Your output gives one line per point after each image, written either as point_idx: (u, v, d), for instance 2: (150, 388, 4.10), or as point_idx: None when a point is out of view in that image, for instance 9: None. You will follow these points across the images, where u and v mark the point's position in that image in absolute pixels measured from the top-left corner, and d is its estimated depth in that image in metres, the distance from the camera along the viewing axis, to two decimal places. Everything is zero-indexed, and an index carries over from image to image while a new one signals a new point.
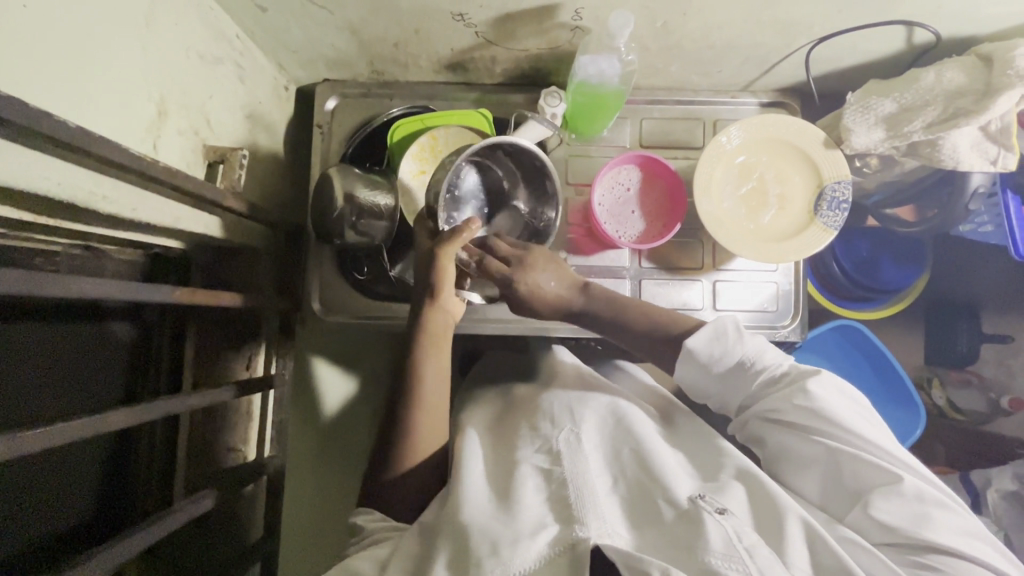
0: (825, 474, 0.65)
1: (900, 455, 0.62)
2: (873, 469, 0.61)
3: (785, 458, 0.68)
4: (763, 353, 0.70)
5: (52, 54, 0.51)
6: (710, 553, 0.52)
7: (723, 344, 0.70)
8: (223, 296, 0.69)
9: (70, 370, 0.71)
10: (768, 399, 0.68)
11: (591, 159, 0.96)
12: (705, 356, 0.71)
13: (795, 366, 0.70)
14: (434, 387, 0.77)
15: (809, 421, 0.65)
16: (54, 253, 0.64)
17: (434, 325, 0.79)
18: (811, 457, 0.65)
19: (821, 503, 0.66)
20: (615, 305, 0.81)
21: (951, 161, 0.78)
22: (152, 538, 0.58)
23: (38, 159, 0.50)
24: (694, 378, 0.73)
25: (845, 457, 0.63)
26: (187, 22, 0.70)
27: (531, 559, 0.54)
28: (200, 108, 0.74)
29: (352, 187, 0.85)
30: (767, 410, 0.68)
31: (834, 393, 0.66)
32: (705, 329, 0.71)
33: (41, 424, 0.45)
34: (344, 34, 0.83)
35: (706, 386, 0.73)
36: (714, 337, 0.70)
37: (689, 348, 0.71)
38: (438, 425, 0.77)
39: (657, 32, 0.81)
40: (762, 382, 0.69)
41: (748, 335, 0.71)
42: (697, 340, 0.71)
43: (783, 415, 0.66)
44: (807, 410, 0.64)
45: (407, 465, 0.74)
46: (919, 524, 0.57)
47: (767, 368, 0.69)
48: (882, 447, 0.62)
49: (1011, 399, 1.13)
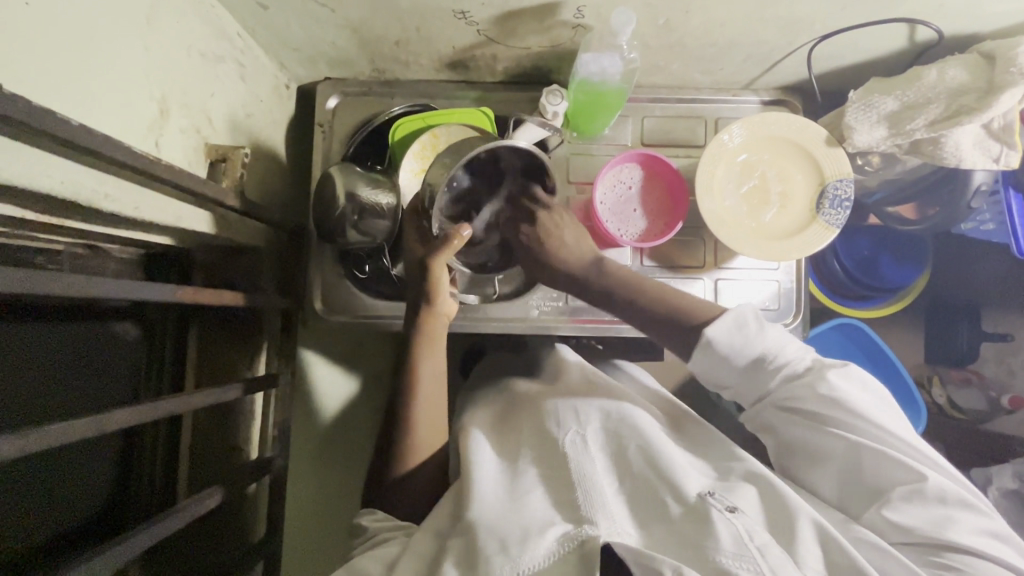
0: (843, 471, 0.65)
1: (922, 452, 0.63)
2: (895, 466, 0.61)
3: (801, 455, 0.68)
4: (784, 346, 0.70)
5: (54, 52, 0.51)
6: (720, 552, 0.52)
7: (745, 335, 0.69)
8: (226, 295, 0.68)
9: (72, 369, 0.71)
10: (786, 388, 0.68)
11: (593, 158, 0.96)
12: (725, 347, 0.69)
13: (814, 360, 0.70)
14: (432, 386, 0.78)
15: (830, 411, 0.65)
16: (56, 252, 0.65)
17: (430, 329, 0.79)
18: (830, 453, 0.65)
19: (839, 503, 0.66)
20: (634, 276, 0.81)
21: (953, 159, 0.78)
22: (158, 538, 0.58)
23: (41, 157, 0.50)
24: (709, 368, 0.71)
25: (866, 452, 0.63)
26: (188, 20, 0.70)
27: (542, 556, 0.54)
28: (201, 106, 0.74)
29: (354, 186, 0.85)
30: (784, 398, 0.68)
31: (853, 386, 0.67)
32: (726, 317, 0.70)
33: (46, 424, 0.45)
34: (345, 32, 0.83)
35: (722, 377, 0.71)
36: (736, 326, 0.69)
37: (711, 336, 0.69)
38: (436, 425, 0.77)
39: (659, 30, 0.81)
40: (782, 377, 0.69)
41: (769, 326, 0.70)
42: (718, 328, 0.69)
43: (801, 403, 0.67)
44: (830, 398, 0.65)
45: (407, 465, 0.74)
46: (939, 524, 0.58)
47: (787, 362, 0.69)
48: (903, 441, 0.63)
49: (1010, 398, 1.13)
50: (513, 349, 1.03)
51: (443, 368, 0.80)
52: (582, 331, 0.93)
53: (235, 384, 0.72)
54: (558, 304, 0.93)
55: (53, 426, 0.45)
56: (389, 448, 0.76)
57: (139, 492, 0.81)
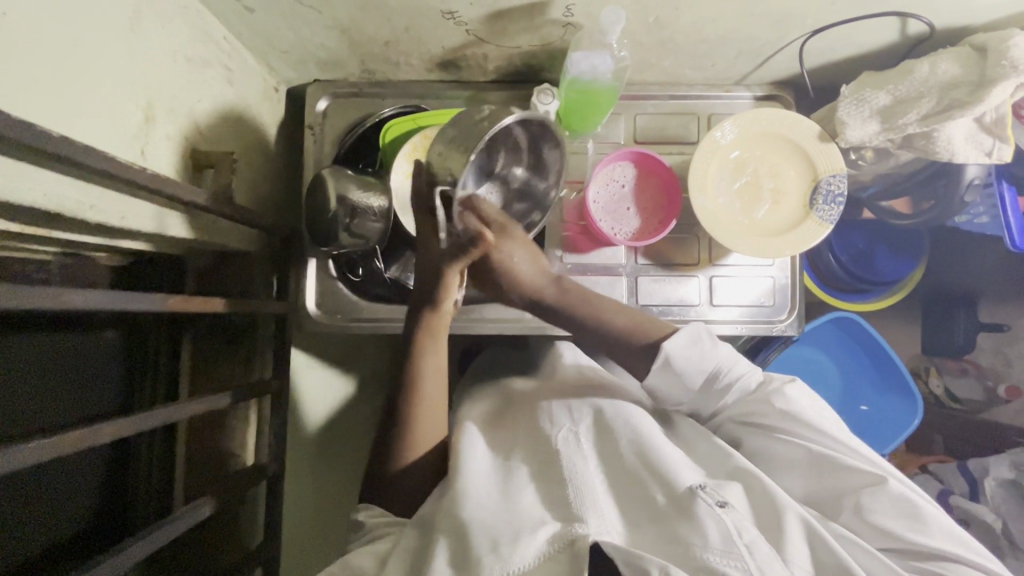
0: (806, 478, 0.65)
1: (877, 460, 0.64)
2: (854, 472, 0.62)
3: (764, 462, 0.68)
4: (736, 362, 0.71)
5: (35, 63, 0.51)
6: (707, 549, 0.53)
7: (700, 352, 0.70)
8: (217, 303, 0.68)
9: (61, 380, 0.70)
10: (743, 404, 0.71)
11: (585, 156, 0.96)
12: (682, 364, 0.70)
13: (764, 374, 0.71)
14: (438, 380, 0.78)
15: (780, 422, 0.67)
16: (44, 261, 0.65)
17: (434, 330, 0.79)
18: (789, 460, 0.66)
19: (807, 500, 0.66)
20: (595, 299, 0.78)
21: (946, 152, 0.77)
22: (151, 549, 0.57)
23: (24, 170, 0.50)
24: (667, 387, 0.72)
25: (824, 460, 0.64)
26: (173, 26, 0.69)
27: (530, 556, 0.55)
28: (188, 111, 0.73)
29: (344, 189, 0.84)
30: (742, 413, 0.71)
31: (806, 398, 0.68)
32: (682, 335, 0.70)
33: (31, 439, 0.44)
34: (333, 33, 0.82)
35: (678, 395, 0.73)
36: (690, 344, 0.70)
37: (668, 354, 0.69)
38: (439, 416, 0.78)
39: (649, 27, 0.81)
40: (736, 393, 0.71)
41: (722, 343, 0.71)
42: (674, 345, 0.70)
43: (758, 416, 0.69)
44: (785, 412, 0.66)
45: (410, 458, 0.75)
46: (910, 525, 0.59)
47: (739, 377, 0.70)
48: (857, 449, 0.64)
49: (1008, 387, 1.15)
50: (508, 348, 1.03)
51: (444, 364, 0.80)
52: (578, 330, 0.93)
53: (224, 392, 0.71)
54: None
55: (41, 441, 0.44)
56: (388, 442, 0.76)
57: (137, 497, 0.81)
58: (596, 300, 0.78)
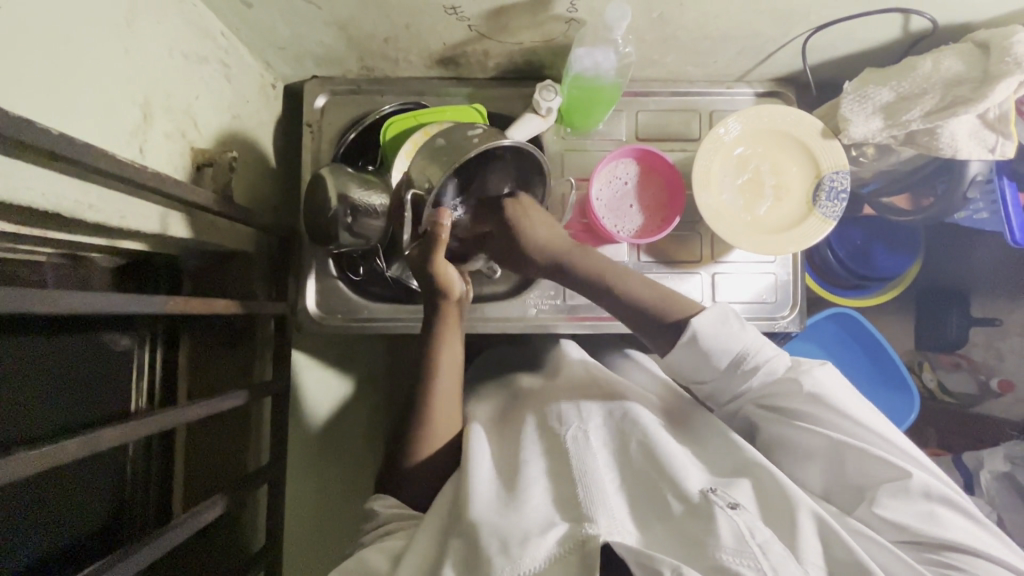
0: (825, 468, 0.66)
1: (904, 450, 0.64)
2: (879, 463, 0.62)
3: (787, 450, 0.69)
4: (764, 346, 0.70)
5: (29, 62, 0.49)
6: (721, 548, 0.53)
7: (728, 332, 0.69)
8: (218, 304, 0.67)
9: (63, 382, 0.69)
10: (766, 387, 0.70)
11: (587, 153, 0.95)
12: (708, 341, 0.69)
13: (792, 361, 0.71)
14: (451, 371, 0.78)
15: (811, 409, 0.67)
16: (39, 263, 0.63)
17: (448, 319, 0.79)
18: (812, 450, 0.66)
19: (824, 493, 0.66)
20: (610, 266, 0.79)
21: (949, 148, 0.78)
22: (154, 556, 0.56)
23: (17, 167, 0.49)
24: (691, 364, 0.71)
25: (848, 450, 0.64)
26: (169, 21, 0.67)
27: (541, 557, 0.54)
28: (184, 109, 0.72)
29: (346, 187, 0.82)
30: (764, 397, 0.71)
31: (834, 382, 0.68)
32: (711, 313, 0.70)
33: (22, 449, 0.42)
34: (332, 28, 0.81)
35: (700, 374, 0.72)
36: (719, 323, 0.69)
37: (696, 331, 0.69)
38: (453, 405, 0.78)
39: (653, 23, 0.80)
40: (761, 376, 0.70)
41: (751, 326, 0.70)
42: (703, 321, 0.69)
43: (784, 401, 0.69)
44: (814, 395, 0.67)
45: (426, 452, 0.74)
46: (927, 521, 0.59)
47: (767, 361, 0.70)
48: (887, 441, 0.64)
49: (1000, 381, 1.16)
50: (510, 347, 1.02)
51: (459, 357, 0.80)
52: (582, 328, 0.92)
53: (231, 393, 0.70)
54: (556, 302, 0.92)
55: (37, 449, 0.43)
56: (402, 441, 0.75)
57: (136, 502, 0.80)
58: (621, 275, 0.77)
